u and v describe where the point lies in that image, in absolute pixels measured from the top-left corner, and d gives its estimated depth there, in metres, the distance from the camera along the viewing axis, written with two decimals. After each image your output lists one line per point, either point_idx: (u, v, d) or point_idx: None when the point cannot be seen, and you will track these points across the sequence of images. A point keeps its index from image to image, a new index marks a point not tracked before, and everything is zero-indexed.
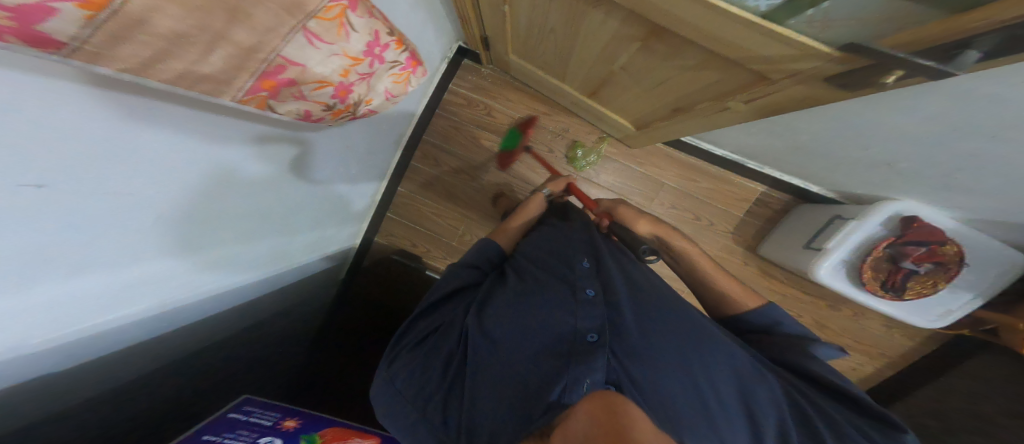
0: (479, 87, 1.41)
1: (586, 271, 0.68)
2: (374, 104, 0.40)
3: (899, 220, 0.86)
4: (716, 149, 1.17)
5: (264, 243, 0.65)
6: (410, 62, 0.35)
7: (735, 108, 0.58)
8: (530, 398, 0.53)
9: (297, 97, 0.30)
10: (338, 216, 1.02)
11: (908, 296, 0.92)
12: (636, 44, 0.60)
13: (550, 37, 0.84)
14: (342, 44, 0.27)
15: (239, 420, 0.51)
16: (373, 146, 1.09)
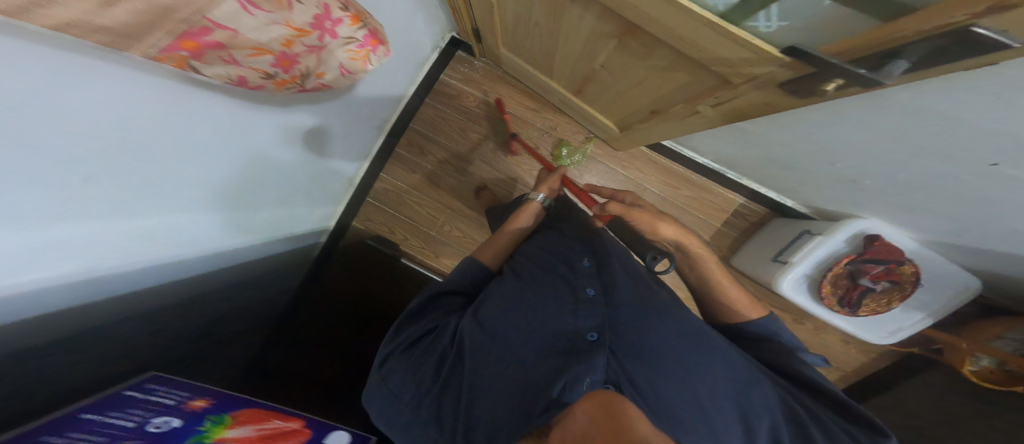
0: (470, 79, 1.39)
1: (586, 271, 0.68)
2: (324, 77, 0.44)
3: (862, 238, 0.87)
4: (698, 157, 1.18)
5: (210, 215, 0.63)
6: (363, 40, 0.40)
7: (705, 114, 0.57)
8: (529, 395, 0.52)
9: (227, 60, 0.32)
10: (309, 193, 1.03)
11: (863, 312, 0.94)
12: (613, 41, 0.59)
13: (535, 31, 0.82)
14: (285, 14, 0.30)
15: (135, 399, 0.44)
16: (352, 129, 1.08)
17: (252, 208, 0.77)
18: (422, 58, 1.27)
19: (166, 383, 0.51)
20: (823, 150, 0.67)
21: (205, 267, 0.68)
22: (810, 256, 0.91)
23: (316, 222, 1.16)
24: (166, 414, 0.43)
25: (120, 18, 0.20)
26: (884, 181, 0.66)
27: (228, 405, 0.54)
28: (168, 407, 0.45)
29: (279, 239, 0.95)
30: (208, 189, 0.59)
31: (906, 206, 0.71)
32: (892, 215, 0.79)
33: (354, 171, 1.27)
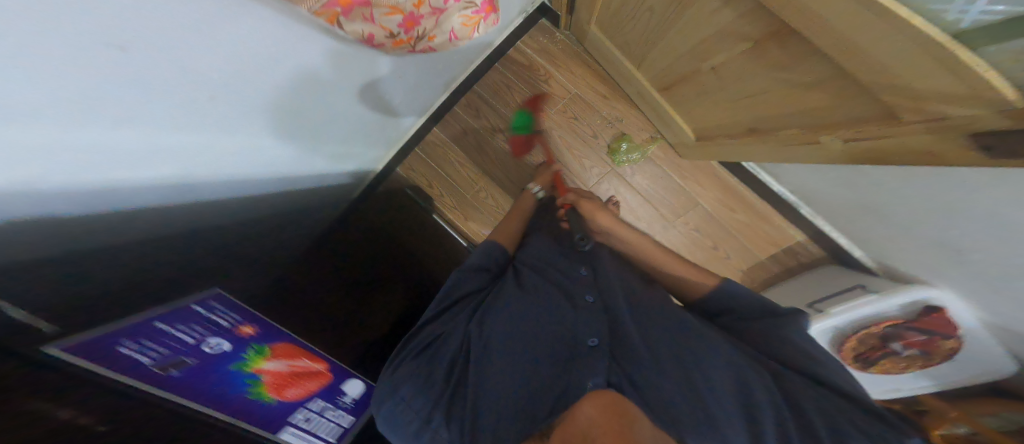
0: (546, 50, 1.33)
1: (584, 279, 0.75)
2: (436, 42, 0.48)
3: (923, 307, 0.81)
4: (774, 184, 1.12)
5: (238, 139, 0.61)
6: (483, 8, 0.48)
7: (824, 143, 0.52)
8: (538, 394, 0.58)
9: (366, 18, 0.38)
10: (360, 133, 1.06)
11: (873, 370, 0.88)
12: (742, 45, 0.54)
13: (646, 14, 0.76)
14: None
15: (202, 316, 0.52)
16: (415, 82, 1.08)
17: (308, 136, 0.82)
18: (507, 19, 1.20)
19: (225, 303, 0.57)
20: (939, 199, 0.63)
21: (252, 186, 0.73)
22: (853, 311, 0.84)
23: (366, 162, 1.25)
24: (221, 337, 0.53)
25: None
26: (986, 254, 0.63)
27: (268, 336, 0.63)
28: (223, 329, 0.54)
29: (332, 171, 1.06)
30: (260, 109, 0.61)
31: (995, 285, 0.67)
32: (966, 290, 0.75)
33: (396, 133, 1.30)
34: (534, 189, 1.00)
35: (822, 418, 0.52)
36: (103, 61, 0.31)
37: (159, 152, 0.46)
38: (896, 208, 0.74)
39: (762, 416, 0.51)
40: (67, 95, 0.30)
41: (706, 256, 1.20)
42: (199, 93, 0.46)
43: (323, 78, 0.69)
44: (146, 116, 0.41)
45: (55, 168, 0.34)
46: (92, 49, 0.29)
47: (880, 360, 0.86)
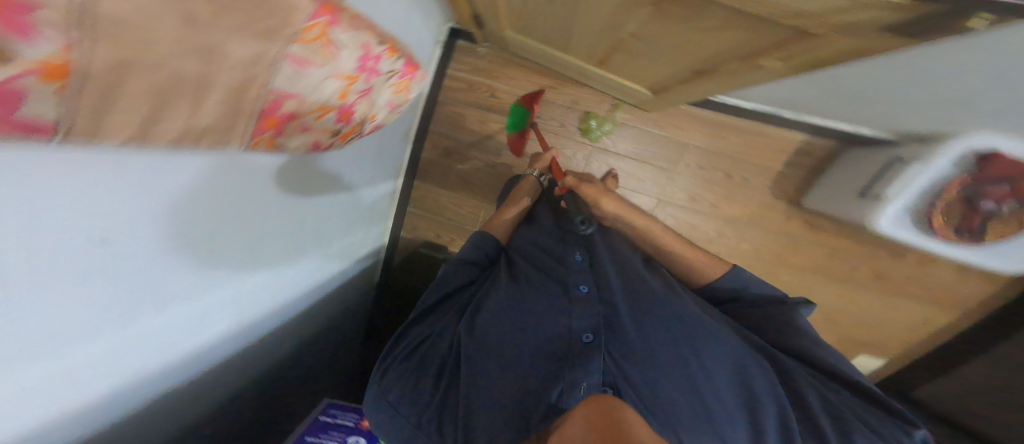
0: (478, 67, 1.24)
1: (579, 266, 0.76)
2: (379, 119, 0.40)
3: (975, 157, 0.74)
4: (744, 102, 1.07)
5: (265, 276, 0.60)
6: (409, 68, 0.35)
7: (769, 68, 0.51)
8: (529, 394, 0.61)
9: (302, 128, 0.31)
10: (363, 218, 1.07)
11: (987, 239, 0.85)
12: (646, 9, 0.52)
13: (548, 6, 0.72)
14: (333, 65, 0.26)
15: (328, 421, 0.82)
16: (384, 149, 1.06)
17: (319, 247, 0.82)
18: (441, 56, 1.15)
19: (338, 408, 0.88)
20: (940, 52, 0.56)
21: (282, 316, 0.75)
22: (909, 188, 0.80)
23: (373, 237, 1.22)
24: (355, 433, 0.81)
25: (197, 111, 0.20)
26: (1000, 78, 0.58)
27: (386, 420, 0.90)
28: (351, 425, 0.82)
29: (350, 263, 1.07)
30: (271, 252, 0.60)
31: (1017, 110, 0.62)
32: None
33: (388, 202, 1.26)
34: (533, 173, 0.99)
35: (821, 404, 0.59)
36: (92, 264, 0.28)
37: (182, 322, 0.44)
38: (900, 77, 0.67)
39: (763, 406, 0.58)
40: (69, 330, 0.29)
41: (727, 189, 1.17)
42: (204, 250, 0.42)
43: (308, 189, 0.66)
44: (167, 295, 0.39)
45: (76, 377, 0.33)
46: (77, 252, 0.26)
47: (983, 225, 0.81)
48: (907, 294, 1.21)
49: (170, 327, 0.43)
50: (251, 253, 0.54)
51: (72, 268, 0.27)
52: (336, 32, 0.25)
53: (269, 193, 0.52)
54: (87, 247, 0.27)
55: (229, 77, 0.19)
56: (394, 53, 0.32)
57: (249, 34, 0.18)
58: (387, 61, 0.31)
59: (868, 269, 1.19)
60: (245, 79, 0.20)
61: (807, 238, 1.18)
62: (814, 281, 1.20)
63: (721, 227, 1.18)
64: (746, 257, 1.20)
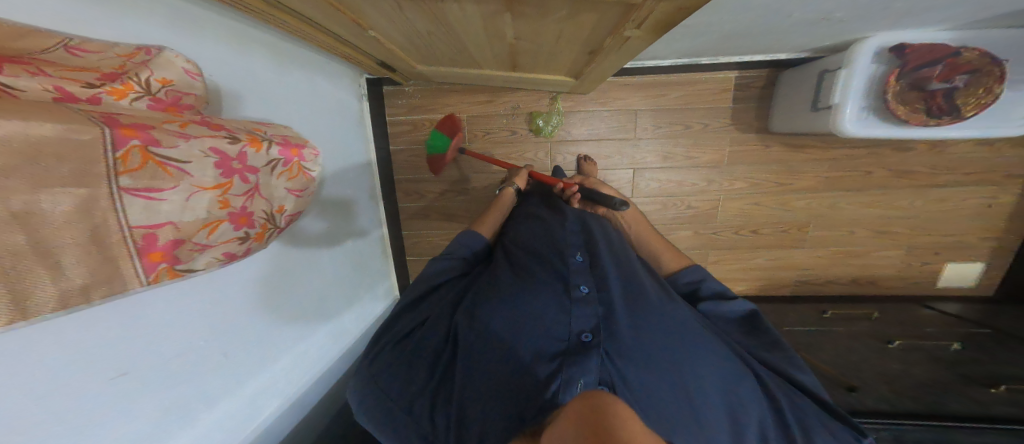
0: (415, 106, 1.19)
1: (579, 266, 0.67)
2: (293, 210, 0.38)
3: (889, 52, 0.73)
4: (664, 60, 1.07)
5: (264, 374, 0.60)
6: (288, 152, 0.35)
7: (637, 35, 0.53)
8: (518, 386, 0.51)
9: (201, 249, 0.28)
10: (364, 277, 1.06)
11: (969, 112, 0.73)
12: (506, 15, 0.53)
13: (433, 40, 0.69)
14: (187, 181, 0.26)
15: None
16: (353, 212, 1.02)
17: (326, 318, 0.81)
18: (372, 109, 1.14)
19: None
20: (774, 5, 0.57)
21: (324, 385, 0.76)
22: (851, 91, 0.76)
23: (383, 299, 1.18)
24: None
25: (61, 277, 0.20)
26: (861, 5, 0.57)
27: None
28: None
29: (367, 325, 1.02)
30: (255, 342, 0.58)
31: (893, 13, 0.60)
32: (933, 12, 0.61)
33: (382, 257, 1.22)
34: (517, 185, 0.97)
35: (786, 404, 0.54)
36: (109, 396, 0.36)
37: (235, 411, 0.53)
38: (769, 24, 0.66)
39: (742, 412, 0.51)
40: None
41: (692, 138, 1.14)
42: (215, 353, 0.50)
43: (293, 269, 0.69)
44: (207, 395, 0.48)
45: None
46: (91, 390, 0.34)
47: (952, 102, 0.71)
48: (946, 181, 1.05)
49: (224, 420, 0.51)
50: (265, 335, 0.60)
51: (92, 402, 0.35)
52: (158, 148, 0.23)
53: (251, 286, 0.57)
54: (103, 382, 0.35)
55: (71, 236, 0.20)
56: (260, 144, 0.32)
57: (58, 183, 0.18)
58: (253, 154, 0.31)
59: (880, 172, 1.05)
60: (87, 229, 0.20)
61: (798, 162, 1.08)
62: (837, 197, 1.10)
63: (707, 174, 1.15)
64: (752, 197, 1.14)
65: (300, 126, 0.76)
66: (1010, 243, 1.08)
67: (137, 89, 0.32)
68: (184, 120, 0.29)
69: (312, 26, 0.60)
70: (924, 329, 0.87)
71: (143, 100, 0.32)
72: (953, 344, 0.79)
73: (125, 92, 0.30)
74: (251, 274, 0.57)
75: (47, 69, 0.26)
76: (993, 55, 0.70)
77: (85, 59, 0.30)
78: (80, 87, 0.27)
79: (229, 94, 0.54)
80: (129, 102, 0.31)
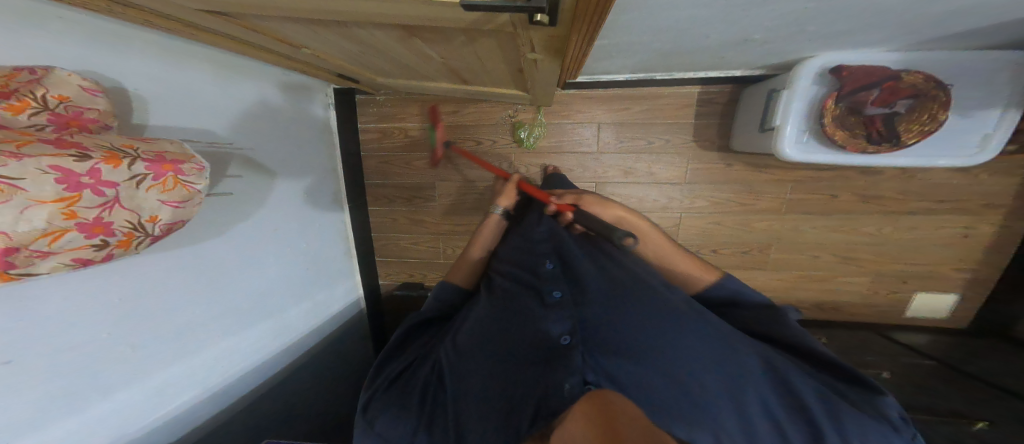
0: (384, 115, 1.22)
1: (551, 273, 0.58)
2: (169, 218, 0.42)
3: (830, 73, 0.72)
4: (617, 76, 1.03)
5: (179, 365, 0.63)
6: (160, 167, 0.38)
7: (540, 58, 0.57)
8: (515, 406, 0.48)
9: (41, 255, 0.31)
10: (320, 275, 1.10)
11: (911, 140, 0.72)
12: (414, 38, 0.55)
13: (373, 58, 0.71)
14: (21, 195, 0.27)
15: None
16: (305, 219, 1.04)
17: (267, 315, 0.85)
18: (340, 117, 1.18)
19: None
20: (688, 27, 0.57)
21: (255, 380, 0.80)
22: (792, 113, 0.75)
23: (344, 298, 1.21)
24: None
25: None
26: (773, 28, 0.56)
27: None
28: None
29: (322, 321, 1.08)
30: (169, 332, 0.60)
31: (810, 37, 0.60)
32: (857, 37, 0.59)
33: (348, 260, 1.26)
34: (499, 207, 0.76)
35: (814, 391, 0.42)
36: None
37: (134, 402, 0.56)
38: (694, 44, 0.66)
39: (746, 401, 0.42)
40: None
41: (653, 155, 1.12)
42: (117, 344, 0.52)
43: (221, 265, 0.71)
44: (104, 382, 0.51)
45: None
46: None
47: (891, 128, 0.71)
48: (914, 208, 1.03)
49: (119, 408, 0.54)
50: (186, 332, 0.63)
51: None
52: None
53: (169, 281, 0.59)
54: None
55: None
56: (119, 161, 0.34)
57: None
58: (111, 170, 0.33)
59: (845, 195, 1.04)
60: None
61: (761, 181, 1.07)
62: (801, 220, 1.09)
63: (669, 192, 1.14)
64: (714, 216, 1.13)
65: (252, 135, 0.81)
66: (985, 276, 1.06)
67: (34, 105, 0.35)
68: (32, 137, 0.31)
69: (241, 42, 0.63)
70: (864, 358, 0.87)
71: (41, 115, 0.36)
72: (880, 373, 0.79)
73: (23, 108, 0.34)
74: (168, 265, 0.59)
75: None
76: (939, 80, 0.68)
77: None
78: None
79: (158, 109, 0.57)
80: (26, 117, 0.34)
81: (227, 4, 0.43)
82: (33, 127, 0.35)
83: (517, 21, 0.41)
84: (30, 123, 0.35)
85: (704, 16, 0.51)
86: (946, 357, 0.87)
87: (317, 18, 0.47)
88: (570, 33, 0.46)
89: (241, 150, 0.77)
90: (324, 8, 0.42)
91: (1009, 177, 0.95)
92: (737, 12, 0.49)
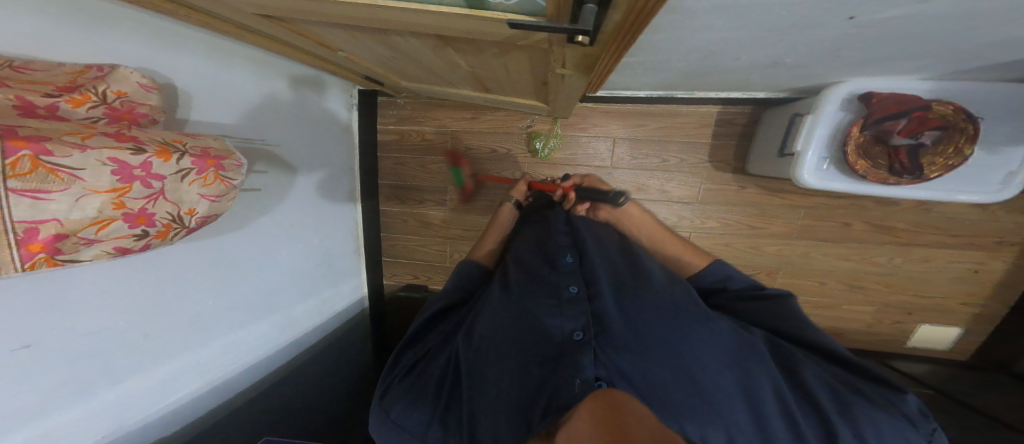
0: (403, 117, 1.24)
1: (569, 267, 0.60)
2: (205, 212, 0.43)
3: (858, 100, 0.72)
4: (638, 92, 1.02)
5: (193, 354, 0.64)
6: (203, 163, 0.40)
7: (568, 74, 0.58)
8: (526, 401, 0.45)
9: (86, 242, 0.32)
10: (329, 272, 1.11)
11: (934, 173, 0.72)
12: (449, 47, 0.56)
13: (403, 63, 0.73)
14: (79, 185, 0.28)
15: None
16: (322, 216, 1.07)
17: (274, 310, 0.85)
18: (361, 118, 1.21)
19: None
20: (720, 49, 0.57)
21: (259, 373, 0.80)
22: (814, 139, 0.76)
23: (349, 295, 1.22)
24: None
25: None
26: (806, 52, 0.56)
27: None
28: None
29: (325, 318, 1.08)
30: (186, 324, 0.62)
31: (839, 62, 0.60)
32: (890, 64, 0.59)
33: (356, 259, 1.27)
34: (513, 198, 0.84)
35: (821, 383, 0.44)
36: (9, 365, 0.38)
37: (140, 389, 0.56)
38: (721, 64, 0.67)
39: (759, 394, 0.42)
40: None
41: (666, 172, 1.12)
42: (134, 333, 0.53)
43: (238, 258, 0.72)
44: (116, 368, 0.52)
45: None
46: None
47: (914, 160, 0.71)
48: (929, 241, 1.02)
49: (126, 396, 0.54)
50: (199, 322, 0.64)
51: None
52: (50, 158, 0.26)
53: (189, 272, 0.61)
54: (7, 353, 0.38)
55: None
56: (169, 156, 0.35)
57: None
58: (160, 164, 0.35)
59: (858, 223, 1.04)
60: None
61: (773, 205, 1.07)
62: (812, 246, 1.09)
63: (679, 211, 1.14)
64: (723, 237, 1.13)
65: (278, 132, 0.83)
66: (997, 314, 1.05)
67: (95, 99, 0.36)
68: (94, 130, 0.32)
69: (284, 44, 0.65)
70: None
71: (98, 108, 0.37)
72: None
73: (83, 102, 0.35)
74: (192, 258, 0.61)
75: (8, 83, 0.30)
76: (969, 111, 0.67)
77: (34, 75, 0.33)
78: (38, 96, 0.31)
79: (200, 104, 0.58)
80: (85, 110, 0.35)
81: (278, 8, 0.44)
82: (90, 120, 0.36)
83: (556, 39, 0.41)
84: (87, 116, 0.36)
85: (739, 39, 0.52)
86: (954, 391, 0.86)
87: (361, 25, 0.49)
88: (603, 53, 0.47)
89: (269, 146, 0.79)
90: (372, 17, 0.44)
91: None
92: (773, 36, 0.49)
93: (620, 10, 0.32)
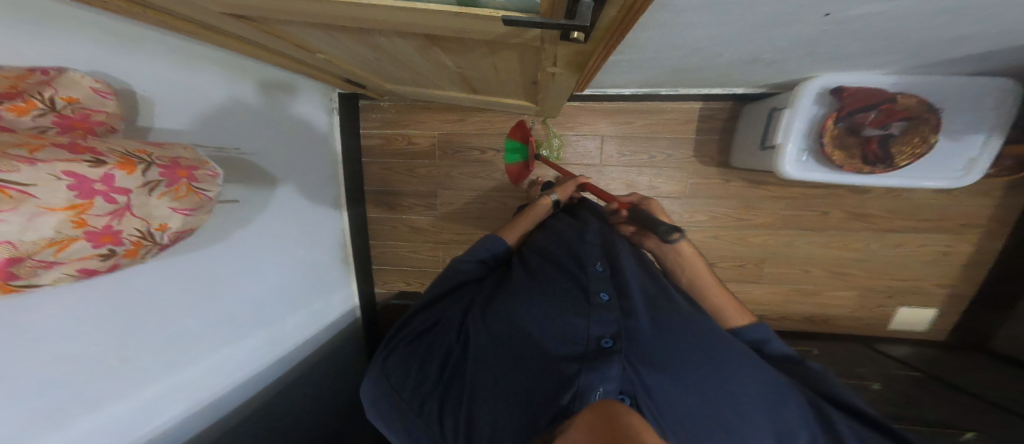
0: (388, 121, 1.21)
1: (599, 274, 0.57)
2: (178, 227, 0.40)
3: (832, 93, 0.75)
4: (623, 89, 1.03)
5: (172, 378, 0.60)
6: (172, 174, 0.37)
7: (559, 72, 0.57)
8: (540, 398, 0.43)
9: (45, 265, 0.29)
10: (317, 282, 1.07)
11: (902, 163, 0.76)
12: (435, 48, 0.55)
13: (385, 64, 0.70)
14: (32, 203, 0.25)
15: None
16: (308, 230, 1.04)
17: (263, 325, 0.81)
18: (344, 122, 1.17)
19: None
20: (703, 47, 0.59)
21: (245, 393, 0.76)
22: (792, 132, 0.79)
23: (339, 306, 1.18)
24: None
25: None
26: (785, 49, 0.58)
27: None
28: None
29: (316, 331, 1.04)
30: (168, 342, 0.58)
31: (814, 57, 0.62)
32: (860, 59, 0.62)
33: (344, 269, 1.22)
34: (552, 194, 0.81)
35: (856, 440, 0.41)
36: None
37: (118, 421, 0.52)
38: (704, 61, 0.68)
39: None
40: None
41: (654, 169, 1.14)
42: (106, 357, 0.49)
43: (221, 273, 0.69)
44: (90, 398, 0.47)
45: None
46: None
47: (885, 150, 0.75)
48: (900, 226, 1.08)
49: (93, 431, 0.49)
50: (179, 341, 0.60)
51: None
52: None
53: (166, 291, 0.57)
54: None
55: None
56: (133, 167, 0.32)
57: None
58: (124, 176, 0.32)
59: (835, 212, 1.08)
60: None
61: (757, 197, 1.11)
62: (794, 236, 1.13)
63: (669, 206, 1.16)
64: (712, 230, 1.16)
65: (256, 139, 0.79)
66: (964, 292, 1.12)
67: (41, 106, 0.33)
68: (43, 140, 0.29)
69: (257, 46, 0.63)
70: (854, 368, 0.91)
71: (47, 116, 0.33)
72: (870, 383, 0.82)
73: (29, 109, 0.32)
74: (162, 276, 0.56)
75: None
76: (929, 103, 0.72)
77: None
78: None
79: (163, 111, 0.54)
80: (31, 119, 0.32)
81: (253, 8, 0.42)
82: (38, 130, 0.33)
83: (547, 34, 0.40)
84: (33, 125, 0.32)
85: (721, 37, 0.53)
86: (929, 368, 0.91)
87: (343, 25, 0.47)
88: (595, 50, 0.47)
89: (245, 154, 0.75)
90: (352, 15, 0.42)
91: (985, 198, 1.01)
92: (754, 32, 0.50)
93: (614, 7, 0.32)
